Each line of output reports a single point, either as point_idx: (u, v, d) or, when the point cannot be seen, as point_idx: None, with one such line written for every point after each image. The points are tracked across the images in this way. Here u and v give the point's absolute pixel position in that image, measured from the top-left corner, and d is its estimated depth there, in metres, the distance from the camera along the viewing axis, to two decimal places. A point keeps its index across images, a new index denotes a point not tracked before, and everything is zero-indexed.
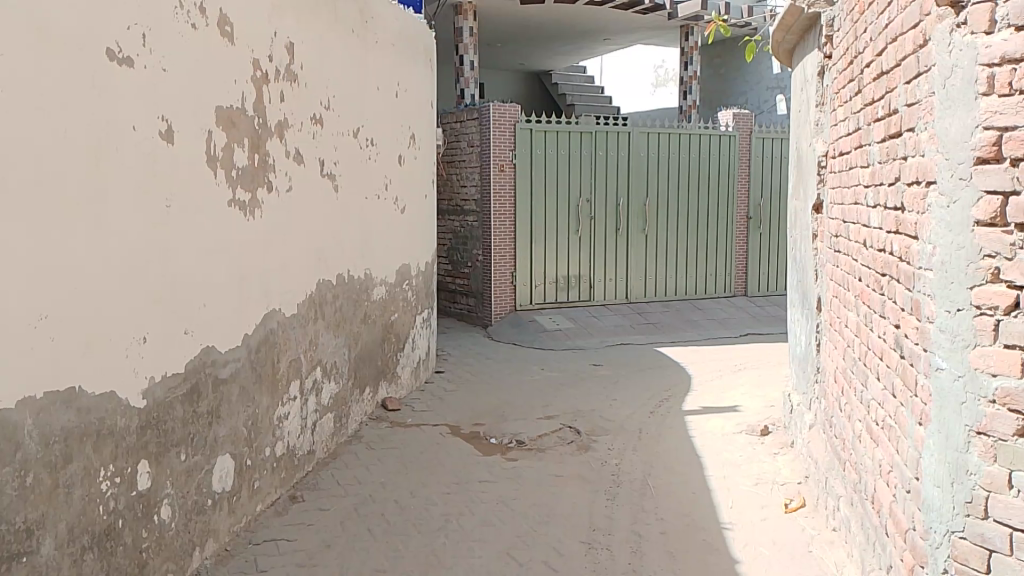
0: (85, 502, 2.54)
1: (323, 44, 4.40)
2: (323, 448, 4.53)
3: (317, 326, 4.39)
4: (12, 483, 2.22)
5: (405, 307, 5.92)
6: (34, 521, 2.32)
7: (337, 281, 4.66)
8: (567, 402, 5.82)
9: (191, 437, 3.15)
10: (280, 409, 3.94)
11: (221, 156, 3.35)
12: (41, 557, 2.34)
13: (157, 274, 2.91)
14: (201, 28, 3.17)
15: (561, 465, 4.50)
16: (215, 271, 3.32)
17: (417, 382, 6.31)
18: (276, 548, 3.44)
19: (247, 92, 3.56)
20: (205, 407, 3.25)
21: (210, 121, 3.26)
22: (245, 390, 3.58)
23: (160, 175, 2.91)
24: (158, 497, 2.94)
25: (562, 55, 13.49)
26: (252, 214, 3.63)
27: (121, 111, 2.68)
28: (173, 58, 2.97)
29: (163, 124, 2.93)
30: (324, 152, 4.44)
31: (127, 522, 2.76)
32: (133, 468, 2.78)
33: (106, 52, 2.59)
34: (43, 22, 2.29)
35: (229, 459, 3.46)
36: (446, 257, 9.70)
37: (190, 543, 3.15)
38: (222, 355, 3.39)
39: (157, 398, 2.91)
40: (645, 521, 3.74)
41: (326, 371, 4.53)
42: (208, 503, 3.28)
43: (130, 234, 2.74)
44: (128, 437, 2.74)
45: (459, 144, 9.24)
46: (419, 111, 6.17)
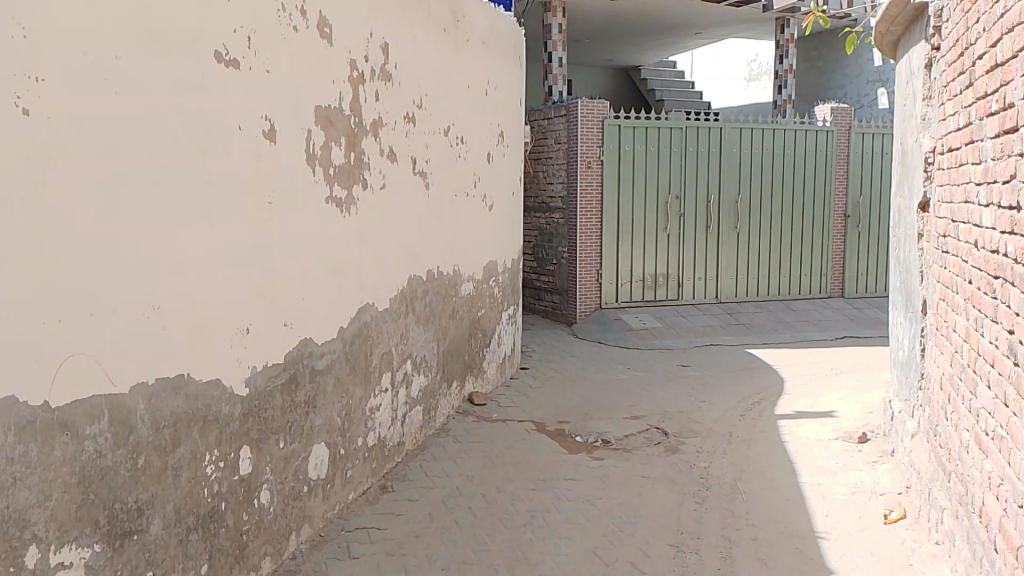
0: (191, 485, 2.67)
1: (415, 43, 4.47)
2: (412, 439, 4.62)
3: (408, 320, 4.48)
4: (125, 465, 2.36)
5: (492, 303, 5.97)
6: (145, 501, 2.45)
7: (427, 276, 4.75)
8: (654, 403, 5.76)
9: (290, 424, 3.27)
10: (372, 400, 4.04)
11: (320, 155, 3.46)
12: (150, 536, 2.48)
13: (259, 268, 3.03)
14: (301, 30, 3.28)
15: (648, 466, 4.46)
16: (313, 266, 3.43)
17: (503, 378, 6.36)
18: (368, 536, 3.54)
19: (344, 92, 3.66)
20: (303, 396, 3.37)
21: (310, 121, 3.37)
22: (340, 381, 3.69)
23: (264, 173, 3.03)
24: (258, 481, 3.07)
25: (651, 50, 13.30)
26: (348, 211, 3.73)
27: (227, 112, 2.80)
28: (275, 60, 3.09)
29: (267, 123, 3.05)
30: (417, 150, 4.52)
31: (229, 505, 2.88)
32: (235, 453, 2.91)
33: (213, 54, 2.71)
34: (157, 27, 2.42)
35: (324, 448, 3.57)
36: (532, 254, 9.71)
37: (287, 528, 3.27)
38: (319, 347, 3.50)
39: (258, 387, 3.03)
40: (736, 526, 3.66)
41: (416, 364, 4.61)
42: (304, 490, 3.40)
43: (235, 231, 2.86)
44: (231, 424, 2.87)
45: (547, 141, 9.24)
46: (508, 109, 6.21)
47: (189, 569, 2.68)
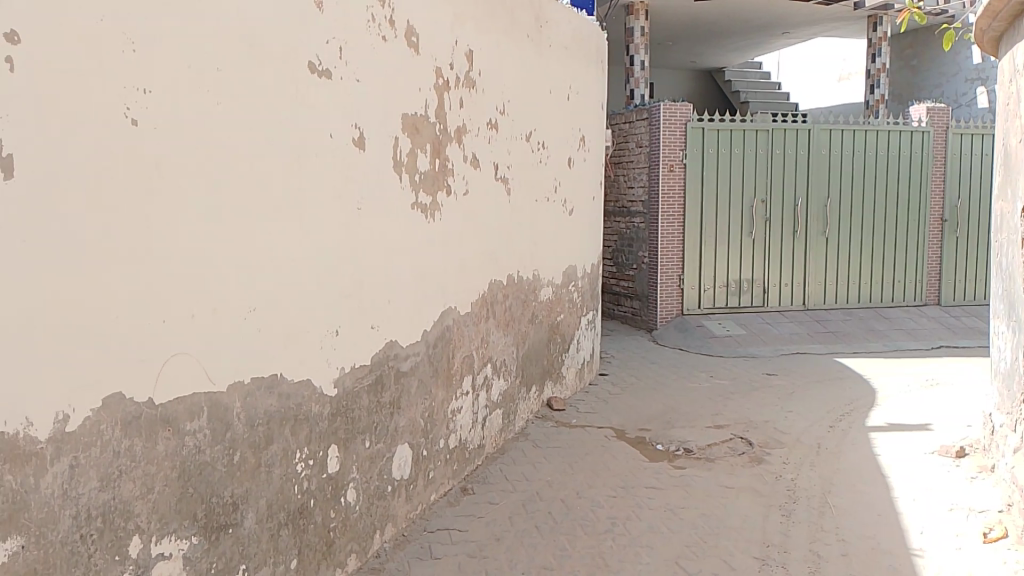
0: (283, 481, 2.76)
1: (499, 50, 4.51)
2: (492, 442, 4.65)
3: (489, 325, 4.52)
4: (222, 460, 2.46)
5: (571, 308, 5.96)
6: (239, 495, 2.55)
7: (508, 281, 4.78)
8: (738, 412, 5.63)
9: (375, 425, 3.34)
10: (453, 403, 4.09)
11: (406, 162, 3.52)
12: (244, 530, 2.58)
13: (348, 273, 3.11)
14: (389, 39, 3.35)
15: (731, 476, 4.36)
16: (398, 269, 3.49)
17: (582, 383, 6.34)
18: (449, 537, 3.58)
19: (430, 100, 3.72)
20: (387, 397, 3.44)
21: (396, 128, 3.44)
22: (423, 383, 3.75)
23: (353, 180, 3.11)
24: (345, 480, 3.15)
25: (735, 51, 13.04)
26: (432, 217, 3.79)
27: (319, 120, 2.88)
28: (365, 69, 3.17)
29: (356, 131, 3.13)
30: (499, 155, 4.56)
31: (317, 502, 2.97)
32: (324, 452, 2.99)
33: (307, 65, 2.80)
34: (255, 40, 2.52)
35: (407, 448, 3.63)
36: (613, 259, 9.65)
37: (371, 527, 3.34)
38: (403, 350, 3.56)
39: (346, 388, 3.12)
40: (824, 541, 3.55)
41: (496, 368, 4.65)
42: (388, 489, 3.47)
43: (325, 236, 2.95)
44: (320, 423, 2.96)
45: (628, 144, 9.18)
46: (590, 113, 6.19)
47: (280, 563, 2.77)
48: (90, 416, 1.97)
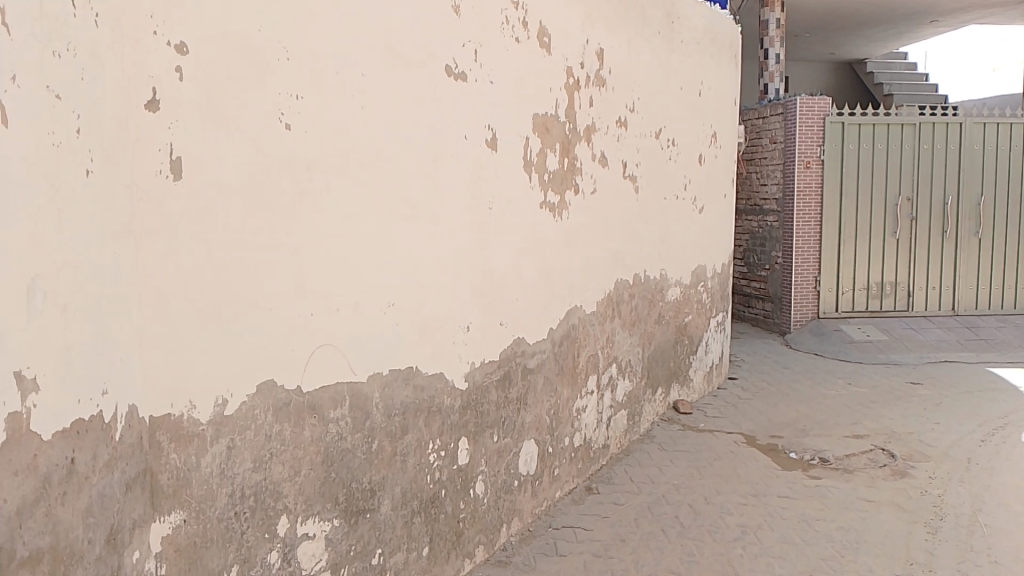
0: (416, 471, 2.85)
1: (630, 48, 4.48)
2: (616, 442, 4.63)
3: (615, 324, 4.49)
4: (361, 447, 2.58)
5: (700, 308, 5.84)
6: (376, 482, 2.66)
7: (635, 280, 4.73)
8: (877, 422, 5.34)
9: (503, 420, 3.40)
10: (579, 401, 4.10)
11: (536, 161, 3.56)
12: (379, 515, 2.68)
13: (479, 270, 3.17)
14: (522, 41, 3.40)
15: (870, 489, 4.15)
16: (527, 267, 3.53)
17: (710, 387, 6.20)
18: (574, 535, 3.60)
19: (560, 99, 3.74)
20: (515, 393, 3.49)
21: (528, 128, 3.48)
22: (549, 380, 3.78)
23: (485, 179, 3.17)
24: (474, 473, 3.22)
25: (878, 41, 12.34)
26: (560, 215, 3.81)
27: (454, 122, 2.96)
28: (498, 70, 3.22)
29: (489, 132, 3.19)
30: (628, 153, 4.53)
31: (448, 493, 3.05)
32: (454, 444, 3.07)
33: (443, 68, 2.88)
34: (396, 45, 2.62)
35: (534, 445, 3.67)
36: (743, 259, 9.38)
37: (498, 520, 3.41)
38: (531, 347, 3.61)
39: (475, 382, 3.19)
40: (975, 563, 3.32)
41: (622, 369, 4.62)
42: (515, 484, 3.52)
43: (459, 234, 3.02)
44: (451, 416, 3.04)
45: (761, 141, 8.89)
46: (722, 110, 6.04)
47: (412, 550, 2.87)
48: (246, 401, 2.11)
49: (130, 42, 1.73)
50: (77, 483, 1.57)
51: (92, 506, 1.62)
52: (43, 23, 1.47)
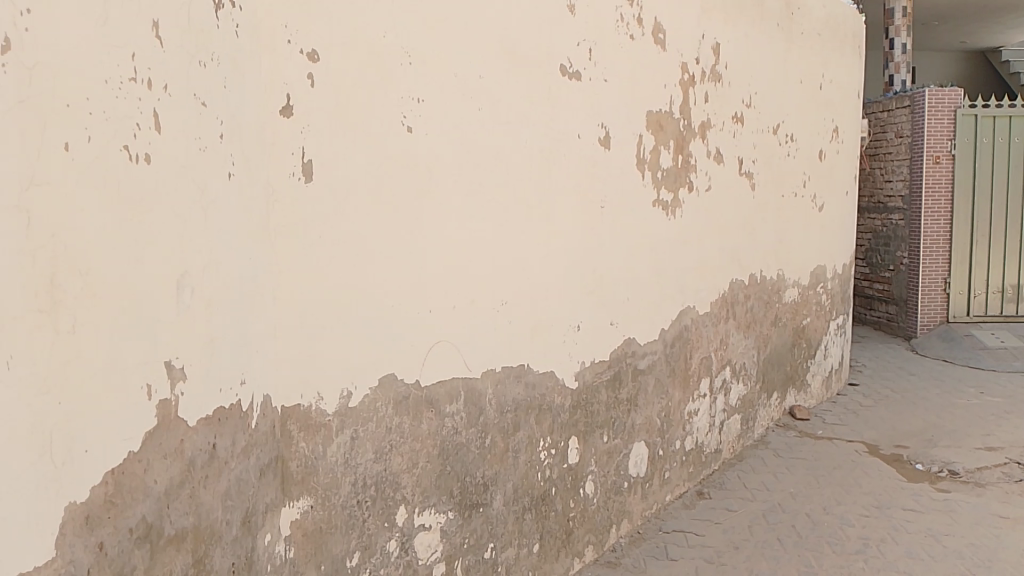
0: (527, 468, 2.88)
1: (748, 41, 4.36)
2: (729, 447, 4.52)
3: (728, 326, 4.38)
4: (475, 443, 2.62)
5: (818, 311, 5.61)
6: (489, 477, 2.70)
7: (750, 281, 4.60)
8: (1014, 435, 4.99)
9: (614, 420, 3.38)
10: (691, 404, 4.03)
11: (650, 158, 3.51)
12: (492, 510, 2.72)
13: (592, 270, 3.16)
14: (637, 37, 3.36)
15: (1006, 506, 3.89)
16: (639, 267, 3.50)
17: (829, 392, 5.96)
18: (685, 539, 3.54)
19: (675, 96, 3.68)
20: (626, 394, 3.46)
21: (641, 125, 3.44)
22: (660, 382, 3.73)
23: (598, 178, 3.16)
24: (584, 472, 3.22)
25: (1018, 27, 11.51)
26: (673, 214, 3.75)
27: (567, 121, 2.96)
28: (612, 68, 3.20)
29: (603, 131, 3.17)
30: (744, 150, 4.40)
31: (558, 492, 3.06)
32: (565, 442, 3.08)
33: (558, 67, 2.88)
34: (512, 46, 2.64)
35: (644, 446, 3.63)
36: (865, 259, 8.96)
37: (608, 520, 3.39)
38: (642, 348, 3.57)
39: (586, 382, 3.18)
40: None
41: (735, 372, 4.50)
42: (625, 485, 3.49)
43: (572, 233, 3.02)
44: (562, 415, 3.04)
45: (886, 135, 8.46)
46: (844, 103, 5.79)
47: (523, 546, 2.90)
48: (368, 394, 2.18)
49: (267, 52, 1.82)
50: (217, 467, 1.66)
51: (230, 489, 1.71)
52: (191, 35, 1.56)
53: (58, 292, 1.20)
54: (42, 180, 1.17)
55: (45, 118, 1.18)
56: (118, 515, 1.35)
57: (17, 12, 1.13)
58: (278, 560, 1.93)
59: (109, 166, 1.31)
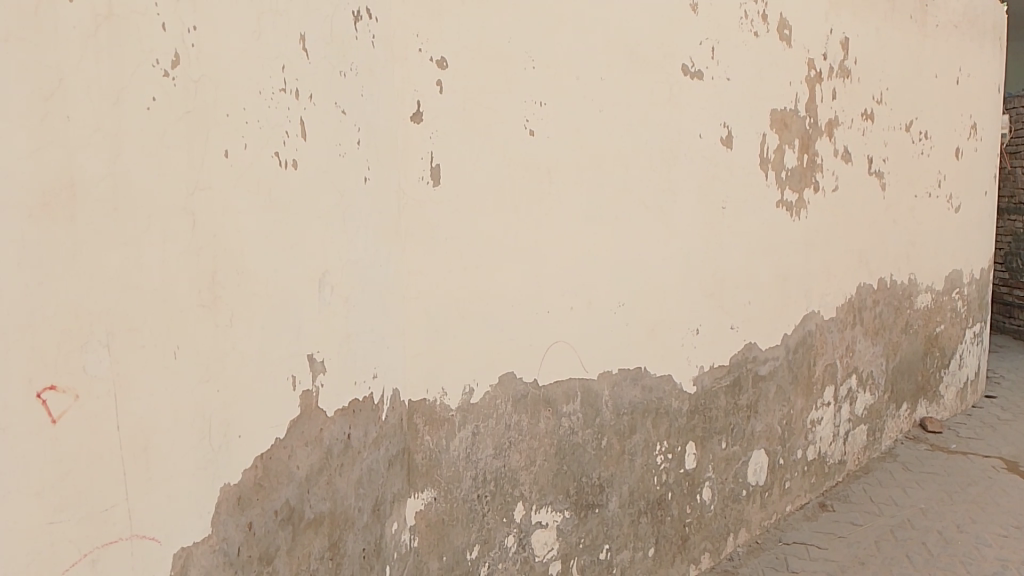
0: (643, 471, 2.86)
1: (879, 35, 4.17)
2: (854, 459, 4.33)
3: (855, 332, 4.20)
4: (591, 443, 2.62)
5: (953, 318, 5.30)
6: (605, 478, 2.70)
7: (879, 285, 4.40)
8: None
9: (732, 426, 3.31)
10: (814, 413, 3.89)
11: (773, 158, 3.42)
12: (608, 512, 2.72)
13: (712, 272, 3.10)
14: (761, 35, 3.28)
15: None
16: (761, 270, 3.41)
17: (963, 405, 5.61)
18: (807, 552, 3.43)
19: (800, 93, 3.57)
20: (745, 400, 3.38)
21: (765, 124, 3.35)
22: (781, 389, 3.62)
23: (720, 179, 3.10)
24: (701, 478, 3.16)
25: None
26: (798, 215, 3.63)
27: (689, 121, 2.92)
28: (736, 67, 3.14)
29: (725, 130, 3.11)
30: (873, 148, 4.21)
31: (675, 497, 3.03)
32: (682, 447, 3.04)
33: (680, 67, 2.84)
34: (635, 47, 2.63)
35: (764, 455, 3.53)
36: (1005, 263, 8.38)
37: (725, 528, 3.33)
38: (763, 353, 3.47)
39: (705, 386, 3.12)
40: None
41: (862, 381, 4.31)
42: (743, 493, 3.41)
43: (693, 235, 2.98)
44: (679, 419, 3.01)
45: None
46: (984, 97, 5.44)
47: (638, 549, 2.88)
48: (488, 391, 2.23)
49: (401, 60, 1.90)
50: (351, 456, 1.75)
51: (362, 478, 1.80)
52: (333, 46, 1.64)
53: (218, 288, 1.29)
54: (206, 186, 1.26)
55: (208, 127, 1.27)
56: (265, 497, 1.44)
57: (185, 29, 1.21)
58: (404, 548, 2.01)
59: (261, 171, 1.40)
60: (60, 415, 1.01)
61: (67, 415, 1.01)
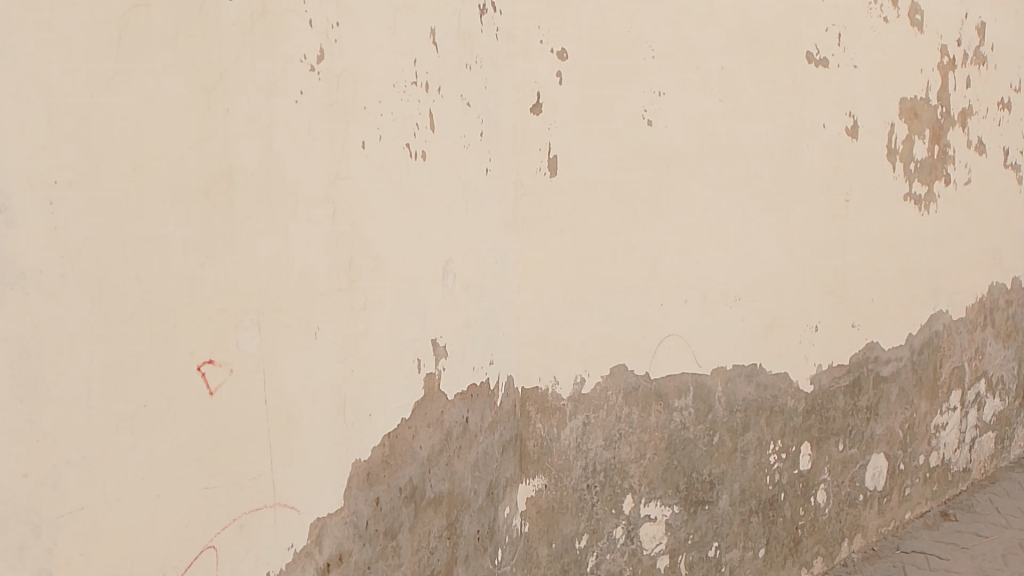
0: (755, 470, 2.78)
1: (1019, 19, 3.91)
2: (980, 468, 4.09)
3: (985, 334, 3.97)
4: (703, 439, 2.57)
5: None
6: (716, 475, 2.64)
7: (1013, 285, 4.13)
8: None
9: (850, 428, 3.19)
10: (938, 418, 3.70)
11: (901, 149, 3.26)
12: (718, 509, 2.66)
13: (833, 268, 2.99)
14: (891, 21, 3.13)
15: None
16: (885, 266, 3.26)
17: None
18: (927, 562, 3.27)
19: (932, 81, 3.39)
20: (865, 401, 3.25)
21: (893, 114, 3.20)
22: (904, 392, 3.46)
23: (844, 171, 2.98)
24: (816, 480, 3.06)
25: None
26: (926, 209, 3.45)
27: (813, 111, 2.81)
28: (863, 55, 3.01)
29: (850, 120, 2.99)
30: (1011, 139, 3.96)
31: (788, 498, 2.94)
32: (797, 447, 2.95)
33: (805, 55, 2.75)
34: (759, 35, 2.56)
35: (883, 459, 3.39)
36: None
37: (839, 533, 3.21)
38: (885, 353, 3.32)
39: (822, 386, 3.02)
40: None
41: (992, 386, 4.07)
42: (859, 498, 3.29)
43: (814, 229, 2.88)
44: (795, 418, 2.91)
45: None
46: None
47: (748, 549, 2.82)
48: (600, 382, 2.23)
49: (522, 53, 1.93)
50: (468, 439, 1.80)
51: (478, 461, 1.85)
52: (461, 39, 1.68)
53: (354, 274, 1.36)
54: (344, 175, 1.32)
55: (348, 120, 1.33)
56: (391, 475, 1.51)
57: (329, 25, 1.27)
58: (514, 532, 2.06)
59: (393, 162, 1.45)
60: (217, 387, 1.07)
61: (222, 388, 1.08)
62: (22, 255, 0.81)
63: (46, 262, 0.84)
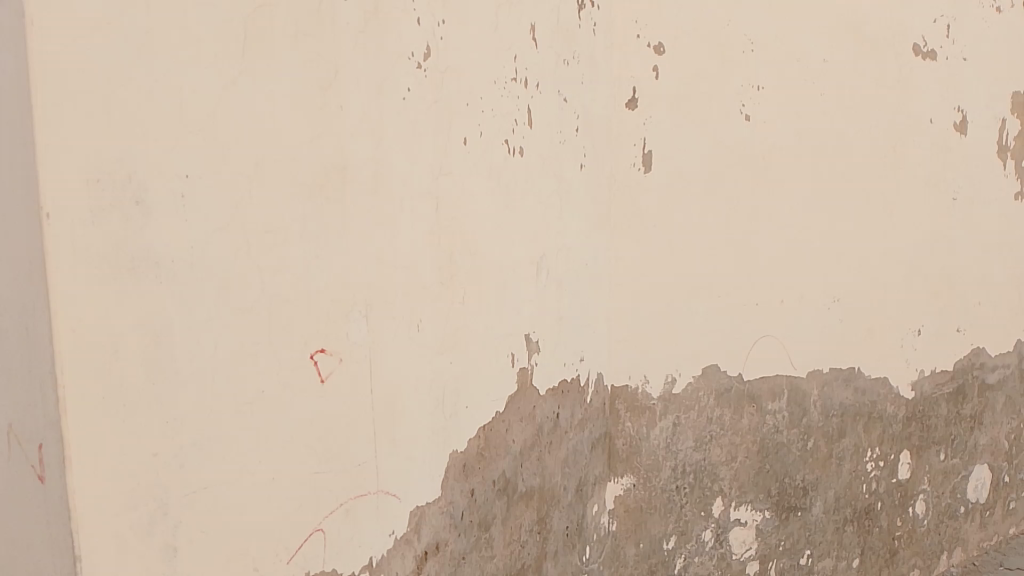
0: (850, 477, 2.69)
1: None
2: None
3: None
4: (797, 444, 2.49)
5: None
6: (810, 482, 2.56)
7: None
8: None
9: (953, 437, 3.05)
10: None
11: (1014, 146, 3.09)
12: (811, 517, 2.58)
13: (938, 269, 2.86)
14: (1006, 10, 2.96)
15: None
16: (996, 269, 3.09)
17: None
18: None
19: None
20: (969, 410, 3.10)
21: (1005, 108, 3.03)
22: (1011, 401, 3.28)
23: (952, 168, 2.84)
24: (914, 489, 2.93)
25: None
26: None
27: (919, 106, 2.69)
28: (973, 46, 2.86)
29: (958, 115, 2.85)
30: None
31: (884, 507, 2.83)
32: (896, 455, 2.84)
33: (911, 47, 2.63)
34: (863, 27, 2.46)
35: (987, 470, 3.22)
36: None
37: (938, 546, 3.07)
38: (992, 360, 3.16)
39: (924, 392, 2.89)
40: None
41: None
42: (961, 510, 3.13)
43: (918, 228, 2.76)
44: (893, 425, 2.80)
45: None
46: None
47: (841, 558, 2.73)
48: (692, 382, 2.19)
49: (619, 47, 1.92)
50: (559, 435, 1.80)
51: (568, 457, 1.85)
52: (560, 35, 1.68)
53: (454, 268, 1.38)
54: (447, 170, 1.34)
55: (451, 117, 1.35)
56: (485, 468, 1.52)
57: (435, 23, 1.29)
58: (602, 530, 2.06)
59: (493, 158, 1.47)
60: (328, 375, 1.10)
61: (332, 376, 1.11)
62: (156, 247, 0.85)
63: (177, 254, 0.88)
